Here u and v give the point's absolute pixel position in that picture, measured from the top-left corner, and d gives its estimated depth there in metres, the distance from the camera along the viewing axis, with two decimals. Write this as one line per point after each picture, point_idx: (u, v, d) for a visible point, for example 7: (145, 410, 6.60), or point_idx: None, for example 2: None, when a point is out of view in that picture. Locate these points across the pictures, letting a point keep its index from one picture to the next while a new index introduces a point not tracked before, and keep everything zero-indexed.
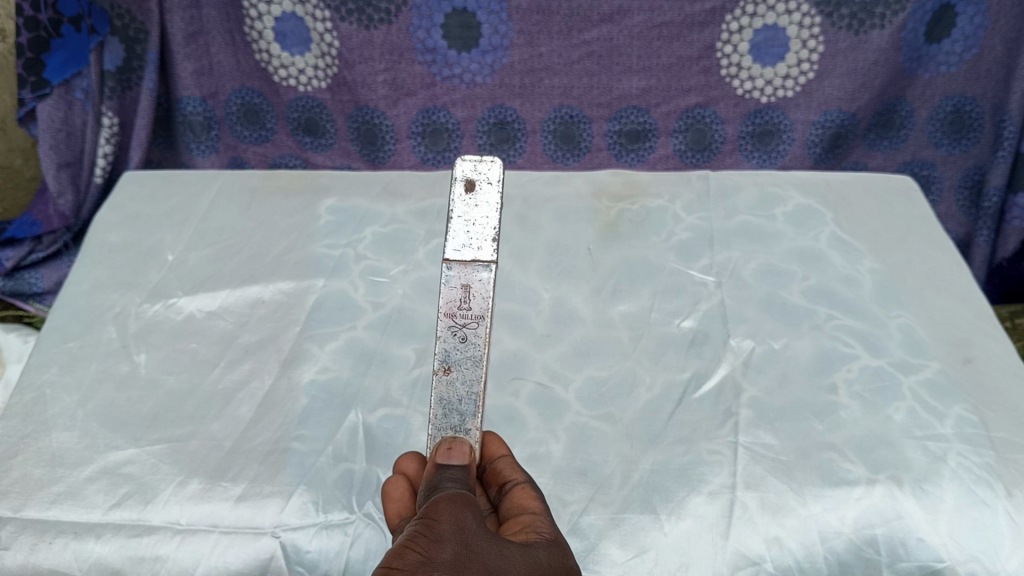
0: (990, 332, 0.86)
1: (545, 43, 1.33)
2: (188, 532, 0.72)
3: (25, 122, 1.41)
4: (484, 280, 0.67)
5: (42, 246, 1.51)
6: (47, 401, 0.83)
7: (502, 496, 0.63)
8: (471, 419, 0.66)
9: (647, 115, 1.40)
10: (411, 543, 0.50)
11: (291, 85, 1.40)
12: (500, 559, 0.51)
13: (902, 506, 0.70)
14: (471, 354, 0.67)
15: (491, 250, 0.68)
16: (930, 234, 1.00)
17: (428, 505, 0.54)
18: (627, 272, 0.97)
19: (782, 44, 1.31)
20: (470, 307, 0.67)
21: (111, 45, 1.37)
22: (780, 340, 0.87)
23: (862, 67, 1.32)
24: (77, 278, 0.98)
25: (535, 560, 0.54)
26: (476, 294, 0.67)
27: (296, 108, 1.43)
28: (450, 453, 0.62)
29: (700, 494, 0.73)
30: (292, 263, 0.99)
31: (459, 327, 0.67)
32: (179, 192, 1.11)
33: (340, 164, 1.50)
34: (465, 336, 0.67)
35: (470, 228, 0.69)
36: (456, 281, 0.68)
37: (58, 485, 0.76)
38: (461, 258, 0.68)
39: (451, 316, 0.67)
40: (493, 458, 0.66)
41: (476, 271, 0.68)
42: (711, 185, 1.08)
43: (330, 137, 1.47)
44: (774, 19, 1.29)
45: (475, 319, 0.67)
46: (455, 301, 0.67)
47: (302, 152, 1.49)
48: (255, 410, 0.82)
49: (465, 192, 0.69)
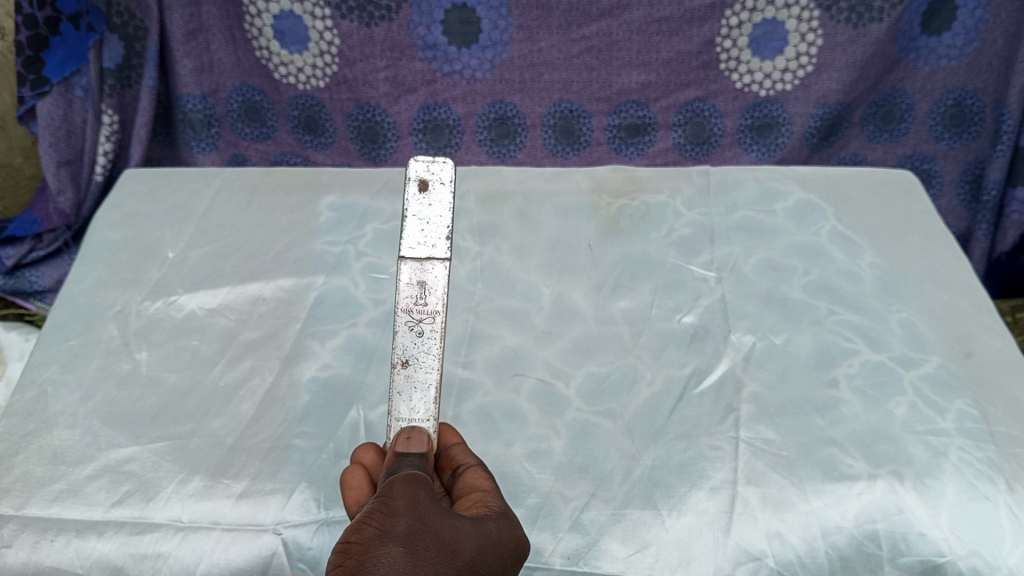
0: (991, 327, 0.86)
1: (545, 38, 1.33)
2: (190, 529, 0.72)
3: (25, 120, 1.40)
4: (439, 277, 0.69)
5: (43, 244, 1.51)
6: (48, 399, 0.83)
7: (455, 478, 0.64)
8: (427, 409, 0.67)
9: (646, 109, 1.40)
10: (366, 520, 0.51)
11: (290, 82, 1.40)
12: (452, 530, 0.52)
13: (904, 500, 0.70)
14: (427, 349, 0.68)
15: (445, 248, 0.69)
16: (930, 228, 1.00)
17: (384, 487, 0.54)
18: (627, 267, 0.97)
19: (781, 38, 1.31)
20: (425, 303, 0.68)
21: (110, 42, 1.37)
22: (780, 335, 0.87)
23: (861, 60, 1.32)
24: (78, 276, 0.98)
25: (487, 531, 0.55)
26: (431, 290, 0.68)
27: (297, 106, 1.43)
28: (409, 442, 0.63)
29: (701, 490, 0.73)
30: (293, 260, 0.99)
31: (416, 322, 0.68)
32: (180, 189, 1.11)
33: (340, 163, 1.50)
34: (421, 331, 0.68)
35: (425, 227, 0.69)
36: (411, 278, 0.68)
37: (60, 483, 0.76)
38: (415, 256, 0.69)
39: (407, 312, 0.68)
40: (447, 446, 0.67)
41: (429, 268, 0.69)
42: (712, 180, 1.08)
43: (331, 135, 1.47)
44: (773, 13, 1.29)
45: (431, 314, 0.68)
46: (411, 297, 0.68)
47: (302, 150, 1.49)
48: (257, 407, 0.82)
49: (419, 191, 0.70)
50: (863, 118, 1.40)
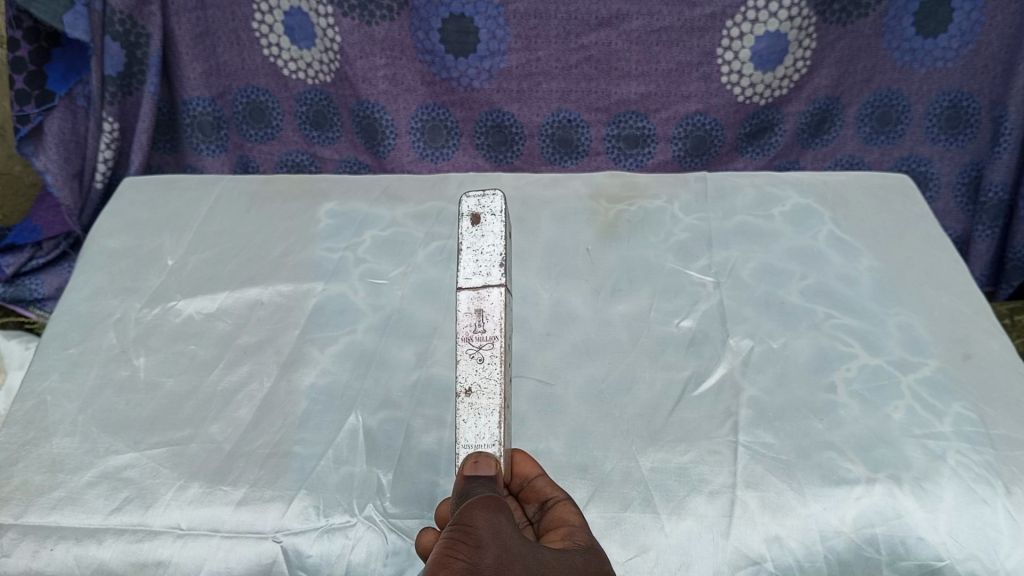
0: (989, 329, 0.87)
1: (544, 47, 1.33)
2: (190, 536, 0.72)
3: (24, 142, 1.38)
4: (496, 303, 0.66)
5: (42, 252, 1.52)
6: (48, 407, 0.84)
7: (544, 513, 0.62)
8: (493, 435, 0.63)
9: (646, 120, 1.40)
10: (452, 552, 0.47)
11: (300, 78, 1.41)
12: (539, 563, 0.50)
13: (902, 504, 0.71)
14: (489, 374, 0.64)
15: (500, 274, 0.67)
16: (929, 232, 1.00)
17: (463, 512, 0.52)
18: (625, 272, 0.97)
19: (782, 52, 1.31)
20: (483, 329, 0.65)
21: (111, 48, 1.35)
22: (779, 339, 0.87)
23: (852, 53, 1.33)
24: (77, 285, 0.98)
25: (572, 563, 0.53)
26: (489, 316, 0.65)
27: (305, 101, 1.44)
28: (477, 466, 0.59)
29: (701, 494, 0.73)
30: (292, 266, 0.99)
31: (478, 351, 0.65)
32: (179, 197, 1.11)
33: (348, 158, 1.50)
34: (482, 357, 0.64)
35: (478, 257, 0.68)
36: (469, 306, 0.66)
37: (59, 491, 0.76)
38: (472, 286, 0.67)
39: (467, 339, 0.65)
40: (528, 478, 0.64)
41: (487, 295, 0.66)
42: (709, 185, 1.09)
43: (337, 130, 1.47)
44: (775, 26, 1.29)
45: (490, 339, 0.65)
46: (469, 325, 0.65)
47: (309, 146, 1.49)
48: (255, 413, 0.83)
49: (471, 225, 0.69)
50: (858, 118, 1.40)
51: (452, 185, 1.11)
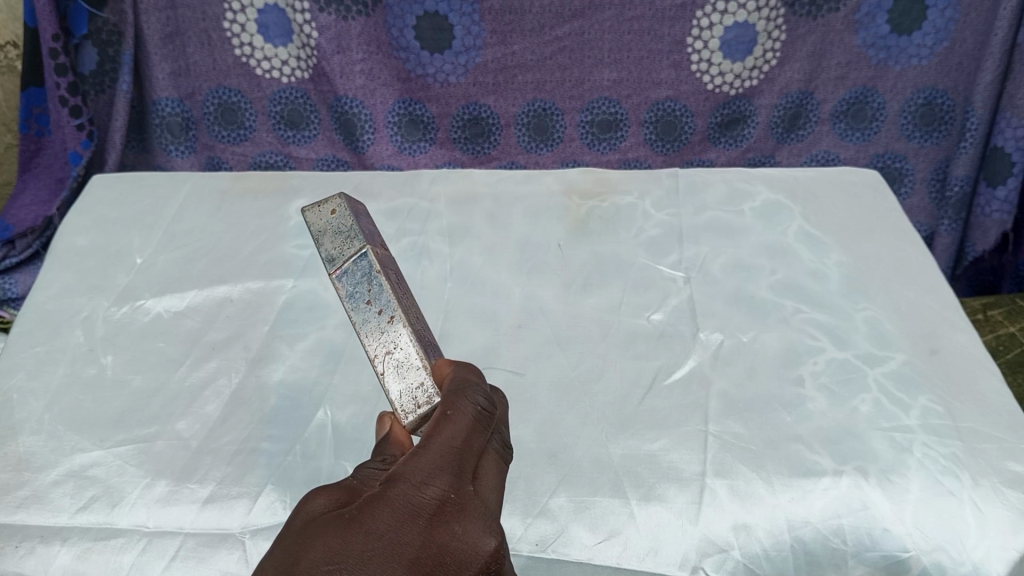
0: (956, 323, 0.87)
1: (518, 42, 1.34)
2: (156, 535, 0.71)
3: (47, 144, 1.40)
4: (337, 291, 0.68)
5: (15, 251, 1.47)
6: (14, 405, 0.83)
7: None
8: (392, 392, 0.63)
9: (618, 106, 1.41)
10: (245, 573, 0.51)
11: (274, 77, 1.40)
12: (301, 542, 0.49)
13: (868, 496, 0.71)
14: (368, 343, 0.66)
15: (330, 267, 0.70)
16: (898, 226, 1.01)
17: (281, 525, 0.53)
18: (596, 266, 0.97)
19: (751, 41, 1.32)
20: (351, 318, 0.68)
21: (87, 48, 1.37)
22: (748, 333, 0.87)
23: (819, 50, 1.33)
24: (45, 282, 0.97)
25: (353, 526, 0.49)
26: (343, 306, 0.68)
27: (280, 100, 1.42)
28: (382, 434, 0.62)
29: (672, 485, 0.73)
30: (262, 262, 0.99)
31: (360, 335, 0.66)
32: (150, 194, 1.11)
33: (326, 156, 1.49)
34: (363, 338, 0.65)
35: None
36: None
37: (24, 490, 0.75)
38: None
39: None
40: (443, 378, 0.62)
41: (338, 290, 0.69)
42: (681, 182, 1.09)
43: (314, 128, 1.46)
44: (744, 17, 1.30)
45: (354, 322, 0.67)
46: None
47: (284, 146, 1.48)
48: (223, 409, 0.82)
49: None
50: (833, 115, 1.41)
51: (424, 181, 1.11)
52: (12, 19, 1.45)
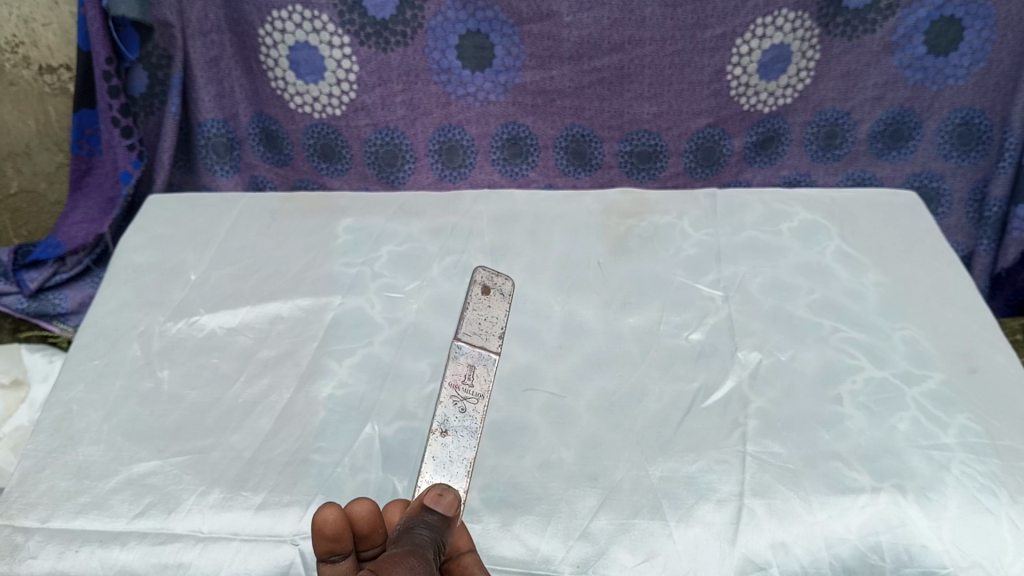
0: (994, 343, 0.88)
1: (557, 67, 1.37)
2: (210, 540, 0.74)
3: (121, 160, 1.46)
4: (489, 368, 0.64)
5: (66, 267, 1.54)
6: (74, 416, 0.86)
7: None
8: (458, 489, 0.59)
9: (659, 138, 1.43)
10: None
11: (306, 111, 1.43)
12: None
13: (907, 513, 0.72)
14: (468, 424, 0.61)
15: (499, 345, 0.66)
16: (935, 247, 1.02)
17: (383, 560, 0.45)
18: (635, 286, 0.99)
19: (786, 60, 1.34)
20: (473, 384, 0.63)
21: (137, 71, 1.42)
22: (786, 352, 0.88)
23: (856, 69, 1.35)
24: (104, 298, 1.01)
25: None
26: (480, 375, 0.64)
27: (312, 134, 1.46)
28: (439, 500, 0.52)
29: (709, 502, 0.74)
30: (311, 281, 1.02)
31: (461, 400, 0.63)
32: (203, 213, 1.15)
33: (358, 187, 1.53)
34: (464, 408, 0.62)
35: (482, 322, 0.67)
36: (463, 357, 0.64)
37: (85, 497, 0.78)
38: (470, 342, 0.65)
39: (454, 387, 0.63)
40: (460, 552, 0.60)
41: (483, 355, 0.65)
42: (718, 202, 1.11)
43: (346, 162, 1.49)
44: (781, 38, 1.32)
45: (476, 396, 0.63)
46: (460, 376, 0.64)
47: (318, 176, 1.52)
48: (275, 422, 0.85)
49: (480, 294, 0.68)
50: (871, 135, 1.41)
51: (467, 200, 1.14)
52: (66, 43, 1.51)
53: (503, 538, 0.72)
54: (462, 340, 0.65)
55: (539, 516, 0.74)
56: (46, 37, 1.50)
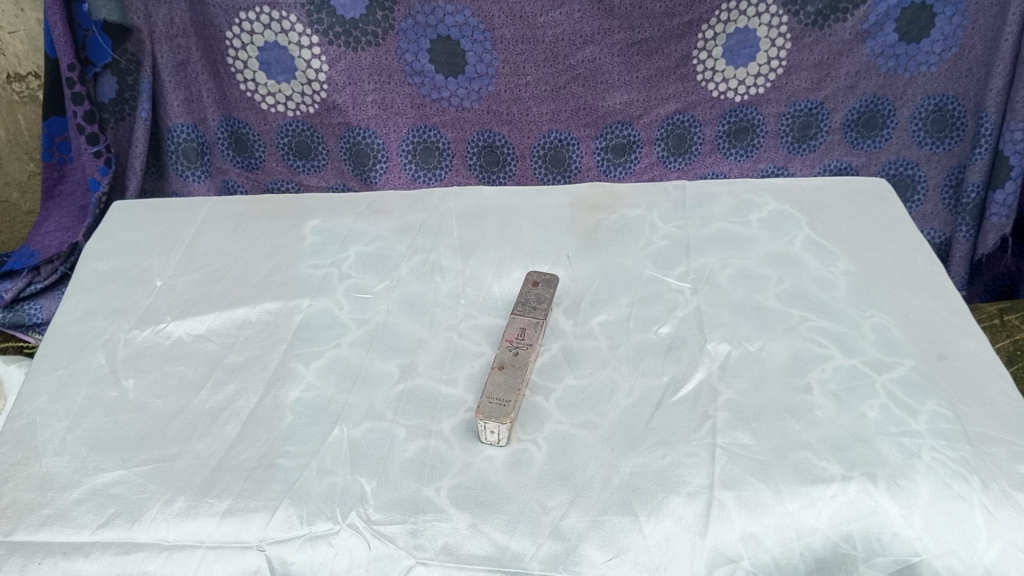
0: (964, 329, 0.88)
1: (532, 72, 1.37)
2: (176, 548, 0.73)
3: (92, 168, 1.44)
4: (535, 330, 0.88)
5: (41, 277, 1.53)
6: (38, 427, 0.85)
7: None
8: (510, 396, 0.80)
9: (630, 128, 1.42)
10: None
11: (279, 111, 1.42)
12: None
13: (877, 501, 0.72)
14: (520, 361, 0.84)
15: (544, 319, 0.89)
16: (904, 234, 1.02)
17: None
18: (605, 281, 0.99)
19: (753, 46, 1.34)
20: (524, 337, 0.87)
21: (106, 78, 1.40)
22: (755, 343, 0.88)
23: (828, 58, 1.34)
24: (68, 307, 0.99)
25: None
26: (529, 333, 0.87)
27: (286, 132, 1.45)
28: None
29: (679, 495, 0.74)
30: (279, 284, 1.01)
31: (516, 347, 0.86)
32: (168, 218, 1.13)
33: (333, 185, 1.51)
34: (517, 348, 0.86)
35: (528, 303, 0.91)
36: (516, 325, 0.89)
37: (48, 508, 0.77)
38: (522, 314, 0.90)
39: (510, 341, 0.87)
40: None
41: (532, 323, 0.89)
42: (687, 195, 1.11)
43: (322, 159, 1.48)
44: (745, 22, 1.32)
45: (526, 344, 0.86)
46: (514, 334, 0.87)
47: (294, 175, 1.50)
48: (241, 428, 0.84)
49: (530, 284, 0.94)
50: (844, 124, 1.41)
51: (436, 198, 1.14)
52: (33, 51, 1.49)
53: (472, 538, 0.72)
54: (516, 314, 0.90)
55: (509, 516, 0.73)
56: (13, 45, 1.48)
